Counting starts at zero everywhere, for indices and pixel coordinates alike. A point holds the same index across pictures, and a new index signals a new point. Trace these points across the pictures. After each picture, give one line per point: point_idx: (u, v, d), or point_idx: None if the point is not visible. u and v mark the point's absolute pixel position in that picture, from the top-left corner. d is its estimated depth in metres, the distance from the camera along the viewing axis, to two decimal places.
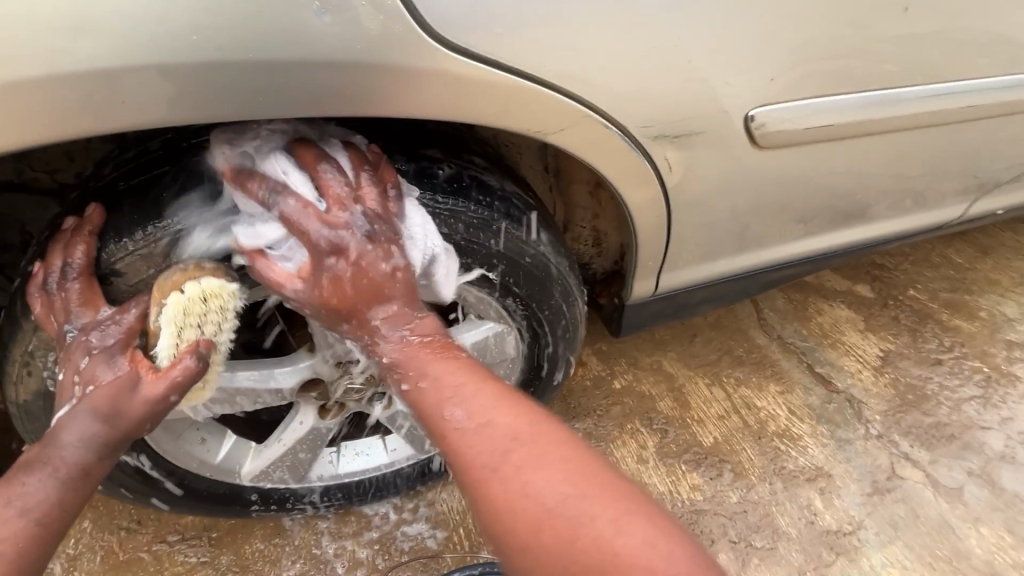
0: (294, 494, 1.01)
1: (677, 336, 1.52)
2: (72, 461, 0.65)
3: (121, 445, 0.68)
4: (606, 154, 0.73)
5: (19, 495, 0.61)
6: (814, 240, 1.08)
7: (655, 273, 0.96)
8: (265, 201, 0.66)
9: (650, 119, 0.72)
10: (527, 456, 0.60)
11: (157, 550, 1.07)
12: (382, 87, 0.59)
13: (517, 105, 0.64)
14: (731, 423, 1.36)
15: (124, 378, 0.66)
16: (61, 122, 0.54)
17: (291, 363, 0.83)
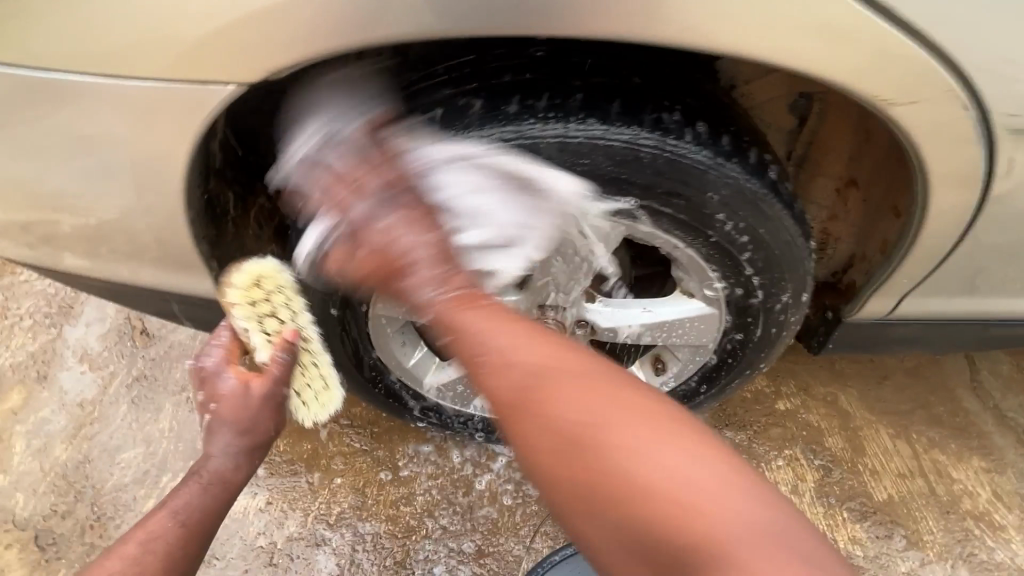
0: (457, 414, 1.08)
1: (861, 372, 1.33)
2: (218, 479, 0.74)
3: (252, 454, 0.77)
4: (945, 140, 0.64)
5: (172, 506, 0.71)
6: None
7: (904, 293, 0.85)
8: (563, 131, 0.62)
9: (1016, 106, 0.61)
10: (581, 396, 0.52)
11: (329, 428, 1.21)
12: (741, 20, 0.56)
13: (880, 64, 0.59)
14: (914, 485, 1.19)
15: (234, 385, 0.75)
16: (332, 26, 0.57)
17: (496, 295, 0.84)
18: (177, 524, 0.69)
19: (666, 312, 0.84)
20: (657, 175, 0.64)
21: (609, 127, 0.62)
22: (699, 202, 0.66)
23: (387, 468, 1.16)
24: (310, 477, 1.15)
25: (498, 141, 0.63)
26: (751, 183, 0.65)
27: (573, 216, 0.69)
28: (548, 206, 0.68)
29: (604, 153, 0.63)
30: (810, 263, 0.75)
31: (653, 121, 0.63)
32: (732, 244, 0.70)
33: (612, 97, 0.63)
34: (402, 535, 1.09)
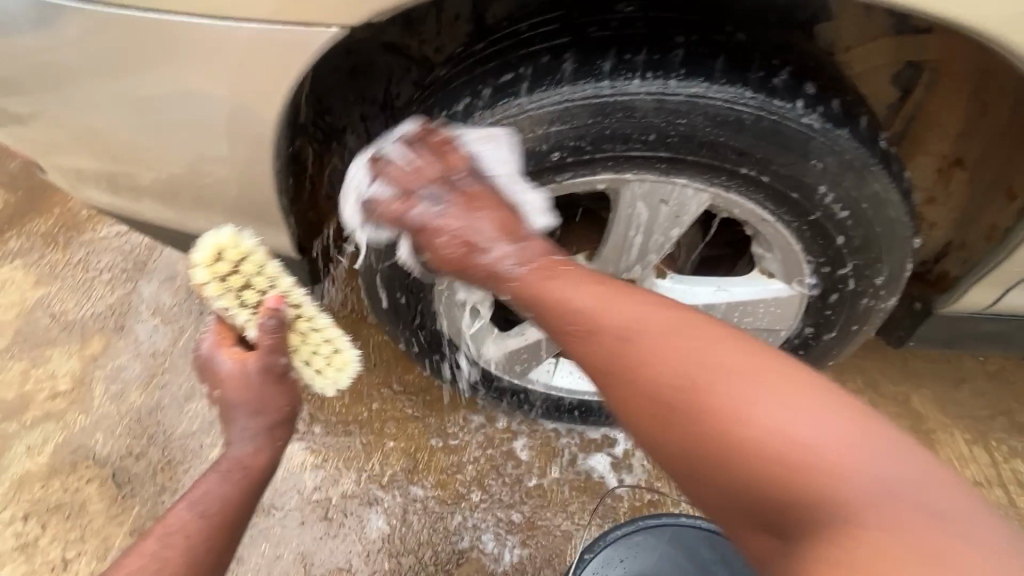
0: (510, 387, 1.08)
1: (937, 373, 1.25)
2: (240, 472, 0.67)
3: (274, 432, 0.70)
4: None
5: (190, 499, 0.65)
6: None
7: (1008, 287, 0.78)
8: (663, 89, 0.58)
9: None
10: (722, 363, 0.47)
11: (383, 393, 1.23)
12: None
13: None
14: (991, 494, 1.11)
15: (233, 365, 0.69)
16: None
17: None
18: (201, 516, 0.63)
19: (742, 293, 0.80)
20: (759, 140, 0.60)
21: (712, 86, 0.58)
22: (801, 171, 0.62)
23: (438, 435, 1.18)
24: (362, 438, 1.18)
25: (592, 100, 0.59)
26: (859, 151, 0.61)
27: (663, 184, 0.65)
28: (637, 173, 0.64)
29: (706, 116, 0.59)
30: (909, 243, 0.70)
31: (759, 79, 0.59)
32: (828, 219, 0.66)
33: (715, 54, 0.59)
34: (452, 502, 1.10)
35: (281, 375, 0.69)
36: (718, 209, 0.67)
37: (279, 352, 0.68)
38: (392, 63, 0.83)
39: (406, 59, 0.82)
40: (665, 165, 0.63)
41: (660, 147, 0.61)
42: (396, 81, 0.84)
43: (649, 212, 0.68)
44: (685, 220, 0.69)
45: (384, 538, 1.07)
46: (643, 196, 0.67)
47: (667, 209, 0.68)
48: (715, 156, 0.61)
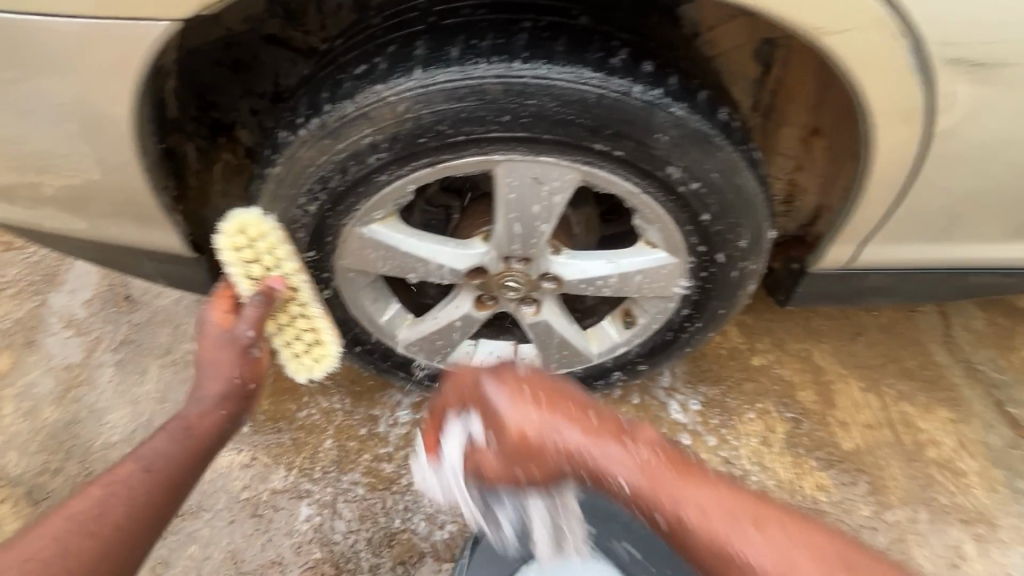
0: (432, 371, 1.10)
1: (836, 328, 1.36)
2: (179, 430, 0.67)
3: (233, 403, 0.71)
4: (879, 71, 0.66)
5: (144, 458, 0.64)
6: None
7: (861, 239, 0.86)
8: (508, 71, 0.63)
9: (954, 36, 0.63)
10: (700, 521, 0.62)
11: (312, 388, 1.24)
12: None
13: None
14: (881, 435, 1.21)
15: (218, 324, 0.73)
16: None
17: (464, 248, 0.86)
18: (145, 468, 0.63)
19: (629, 263, 0.85)
20: (602, 115, 0.65)
21: (552, 68, 0.63)
22: (645, 142, 0.67)
23: (368, 424, 1.19)
24: (291, 433, 1.19)
25: (445, 87, 0.63)
26: (699, 121, 0.67)
27: (528, 164, 0.70)
28: (502, 153, 0.69)
29: (551, 96, 0.64)
30: (762, 206, 0.76)
31: (597, 57, 0.64)
32: (684, 188, 0.72)
33: (557, 37, 0.65)
34: (381, 487, 1.12)
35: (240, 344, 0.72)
36: (582, 182, 0.72)
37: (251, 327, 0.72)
38: (277, 57, 0.83)
39: (292, 52, 0.83)
40: (523, 145, 0.68)
41: (515, 126, 0.66)
42: (286, 75, 0.85)
43: (524, 190, 0.72)
44: (558, 199, 0.73)
45: (314, 528, 1.09)
46: (515, 174, 0.71)
47: (539, 188, 0.72)
48: (566, 134, 0.66)
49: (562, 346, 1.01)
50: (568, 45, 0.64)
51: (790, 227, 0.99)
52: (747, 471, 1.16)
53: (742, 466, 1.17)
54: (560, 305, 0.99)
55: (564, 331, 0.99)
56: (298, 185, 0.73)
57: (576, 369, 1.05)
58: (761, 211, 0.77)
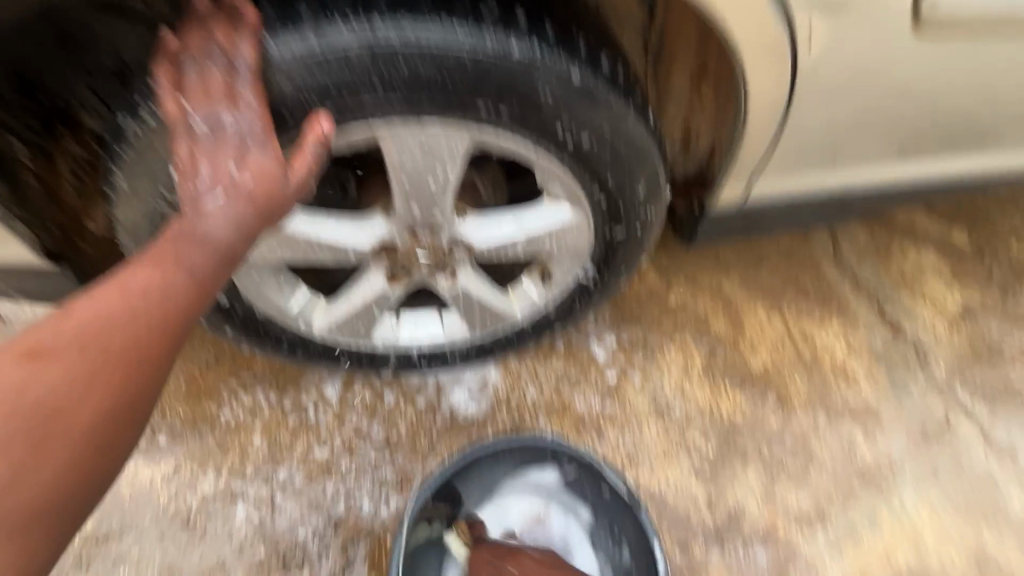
0: (357, 351, 1.06)
1: (742, 258, 1.44)
2: (251, 196, 0.60)
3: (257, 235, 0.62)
4: (742, 16, 0.67)
5: (183, 264, 0.58)
6: (916, 166, 1.01)
7: (748, 176, 0.93)
8: (373, 38, 0.61)
9: None
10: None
11: (231, 385, 1.17)
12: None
13: None
14: (785, 351, 1.33)
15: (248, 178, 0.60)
16: None
17: (364, 225, 0.84)
18: (190, 273, 0.58)
19: (535, 222, 0.85)
20: (478, 76, 0.64)
21: (420, 29, 0.62)
22: (529, 100, 0.66)
23: (297, 413, 1.15)
24: (215, 435, 1.13)
25: (310, 58, 0.62)
26: (579, 72, 0.66)
27: (416, 132, 0.69)
28: (385, 123, 0.68)
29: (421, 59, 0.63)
30: (655, 153, 0.77)
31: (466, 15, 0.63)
32: (576, 142, 0.71)
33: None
34: (320, 474, 1.11)
35: (224, 126, 0.61)
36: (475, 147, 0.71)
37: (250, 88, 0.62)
38: None
39: None
40: (404, 112, 0.67)
41: (392, 94, 0.65)
42: None
43: (418, 159, 0.72)
44: (451, 166, 0.73)
45: (254, 525, 1.06)
46: (405, 145, 0.70)
47: (431, 155, 0.72)
48: (447, 98, 0.66)
49: (484, 310, 1.01)
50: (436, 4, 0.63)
51: (688, 171, 1.00)
52: (671, 403, 1.24)
53: (666, 399, 1.24)
54: (477, 269, 0.97)
55: (484, 295, 0.99)
56: (159, 174, 0.71)
57: (502, 329, 1.05)
58: (654, 160, 0.78)
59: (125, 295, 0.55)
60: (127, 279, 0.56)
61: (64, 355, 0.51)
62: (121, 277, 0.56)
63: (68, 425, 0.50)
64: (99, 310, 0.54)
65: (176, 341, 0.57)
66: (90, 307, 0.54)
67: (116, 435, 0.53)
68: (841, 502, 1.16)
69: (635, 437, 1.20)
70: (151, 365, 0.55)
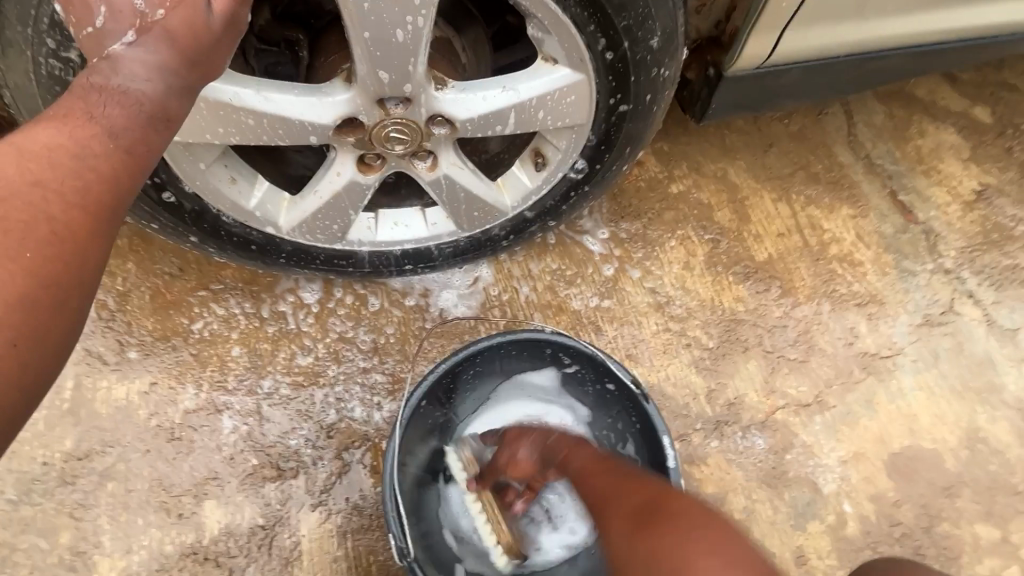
0: (331, 254, 0.96)
1: (750, 142, 1.32)
2: (168, 30, 0.47)
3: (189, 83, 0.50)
4: None
5: (97, 121, 0.47)
6: (958, 12, 0.90)
7: (779, 27, 0.79)
8: None
9: None
10: (659, 537, 0.62)
11: (200, 296, 1.08)
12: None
13: None
14: (791, 241, 1.26)
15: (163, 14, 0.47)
16: None
17: (324, 95, 0.69)
18: (108, 132, 0.47)
19: (526, 86, 0.72)
20: None
21: None
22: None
23: (275, 323, 1.08)
24: (190, 348, 1.06)
25: None
26: None
27: None
28: None
29: None
30: None
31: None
32: None
33: None
34: (307, 383, 1.05)
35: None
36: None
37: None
38: None
39: None
40: None
41: None
42: None
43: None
44: (417, 5, 0.60)
45: (243, 436, 1.02)
46: None
47: None
48: None
49: (472, 202, 0.89)
50: None
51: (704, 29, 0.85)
52: (672, 298, 1.18)
53: (667, 294, 1.18)
54: (460, 153, 0.86)
55: (471, 184, 0.87)
56: (32, 18, 0.58)
57: (493, 225, 0.95)
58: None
59: (26, 161, 0.44)
60: (27, 140, 0.45)
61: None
62: (19, 143, 0.45)
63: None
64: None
65: (105, 223, 0.46)
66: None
67: (42, 338, 0.43)
68: (841, 389, 1.15)
69: (634, 334, 1.15)
70: (73, 250, 0.44)
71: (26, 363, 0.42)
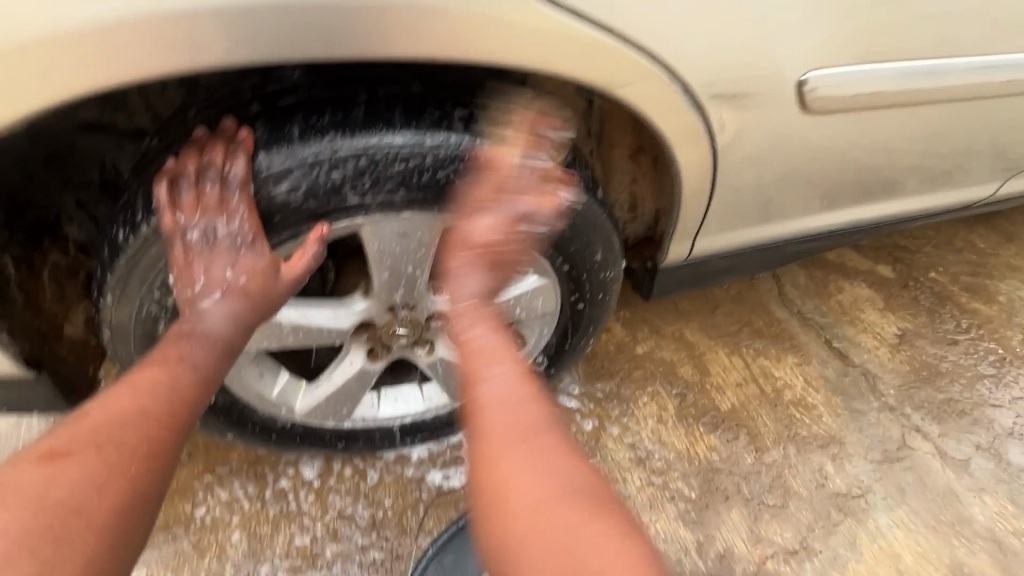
0: (338, 431, 1.07)
1: (698, 306, 1.55)
2: (244, 292, 0.74)
3: (253, 325, 0.77)
4: (662, 109, 0.75)
5: (189, 360, 0.71)
6: (842, 211, 1.15)
7: (692, 236, 1.02)
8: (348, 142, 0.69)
9: (711, 78, 0.74)
10: (511, 450, 0.72)
11: (206, 481, 1.14)
12: (471, 30, 0.63)
13: (586, 57, 0.67)
14: (749, 390, 1.41)
15: (261, 271, 0.74)
16: (75, 79, 0.59)
17: (347, 306, 0.88)
18: (191, 368, 0.70)
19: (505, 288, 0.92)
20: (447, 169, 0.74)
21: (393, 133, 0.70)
22: (489, 187, 0.75)
23: (278, 503, 1.13)
24: (191, 537, 1.08)
25: (292, 163, 0.69)
26: (533, 163, 0.76)
27: (393, 221, 0.76)
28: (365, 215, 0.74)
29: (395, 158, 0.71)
30: (604, 221, 0.86)
31: (429, 121, 0.72)
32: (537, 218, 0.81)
33: (394, 105, 0.72)
34: (306, 566, 1.07)
35: (218, 233, 0.73)
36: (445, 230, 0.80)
37: (241, 197, 0.70)
38: (105, 142, 0.77)
39: (120, 135, 0.77)
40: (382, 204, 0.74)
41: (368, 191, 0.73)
42: (118, 159, 0.80)
43: (394, 246, 0.79)
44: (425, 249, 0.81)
45: None
46: (382, 234, 0.77)
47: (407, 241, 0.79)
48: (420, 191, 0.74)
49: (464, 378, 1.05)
50: (401, 111, 0.71)
51: (638, 231, 1.13)
52: (650, 451, 1.28)
53: (646, 448, 1.29)
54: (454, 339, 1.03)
55: None
56: (149, 275, 0.74)
57: None
58: (603, 226, 0.87)
59: (137, 392, 0.65)
60: (138, 380, 0.67)
61: (83, 454, 0.59)
62: (131, 379, 0.67)
63: (89, 516, 0.56)
64: (117, 410, 0.63)
65: (182, 429, 0.66)
66: (106, 409, 0.63)
67: (130, 522, 0.58)
68: (823, 532, 1.20)
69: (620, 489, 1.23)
70: (162, 451, 0.63)
71: (121, 541, 0.57)
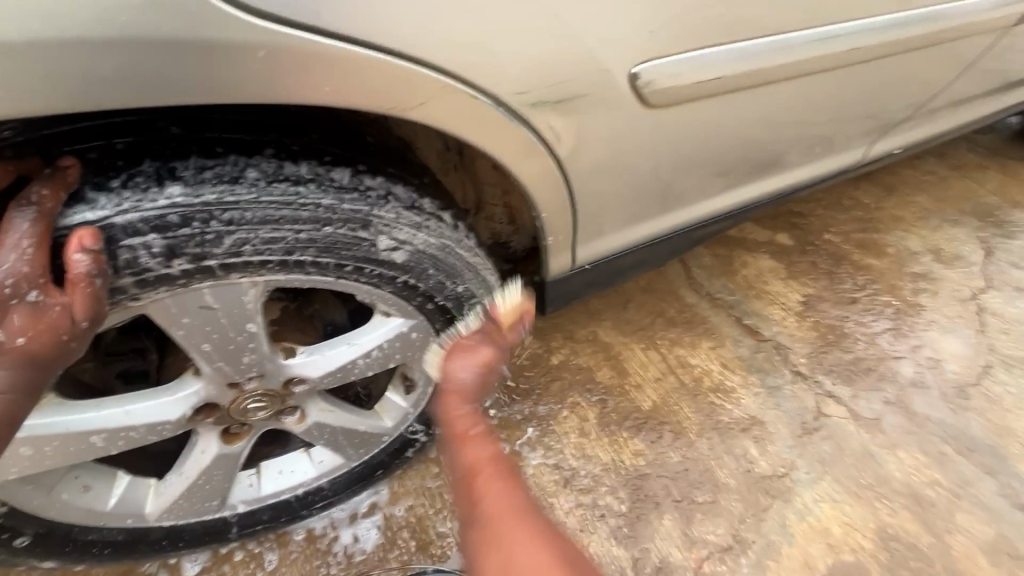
0: (213, 522, 0.93)
1: (610, 303, 1.49)
2: (23, 355, 0.56)
3: (38, 383, 0.59)
4: (479, 126, 0.66)
5: None
6: (728, 194, 1.10)
7: (570, 245, 0.93)
8: (91, 215, 0.56)
9: (526, 84, 0.66)
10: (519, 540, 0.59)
11: None
12: (174, 62, 0.50)
13: (358, 79, 0.56)
14: (668, 383, 1.37)
15: (45, 316, 0.55)
16: None
17: (171, 392, 0.73)
18: None
19: (370, 337, 0.80)
20: (236, 228, 0.61)
21: (150, 197, 0.57)
22: (301, 238, 0.64)
23: None
24: None
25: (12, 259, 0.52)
26: (343, 201, 0.65)
27: (187, 293, 0.63)
28: (142, 294, 0.61)
29: (158, 224, 0.58)
30: (459, 244, 0.77)
31: (204, 172, 0.59)
32: (370, 261, 0.70)
33: (151, 159, 0.58)
34: None
35: None
36: (264, 293, 0.68)
37: (32, 230, 0.53)
38: None
39: None
40: (165, 280, 0.61)
41: (136, 268, 0.59)
42: None
43: (201, 322, 0.67)
44: (252, 326, 0.70)
45: None
46: (180, 310, 0.64)
47: (213, 313, 0.66)
48: (209, 257, 0.61)
49: (351, 436, 0.93)
50: (163, 168, 0.59)
51: (524, 241, 1.04)
52: (576, 469, 1.22)
53: (571, 466, 1.23)
54: (329, 398, 0.90)
55: (345, 421, 0.91)
56: None
57: (379, 449, 0.98)
58: (457, 250, 0.77)
59: None
60: None
61: None
62: None
63: None
64: None
65: None
66: None
67: None
68: (754, 520, 1.19)
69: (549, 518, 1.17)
70: None
71: None
